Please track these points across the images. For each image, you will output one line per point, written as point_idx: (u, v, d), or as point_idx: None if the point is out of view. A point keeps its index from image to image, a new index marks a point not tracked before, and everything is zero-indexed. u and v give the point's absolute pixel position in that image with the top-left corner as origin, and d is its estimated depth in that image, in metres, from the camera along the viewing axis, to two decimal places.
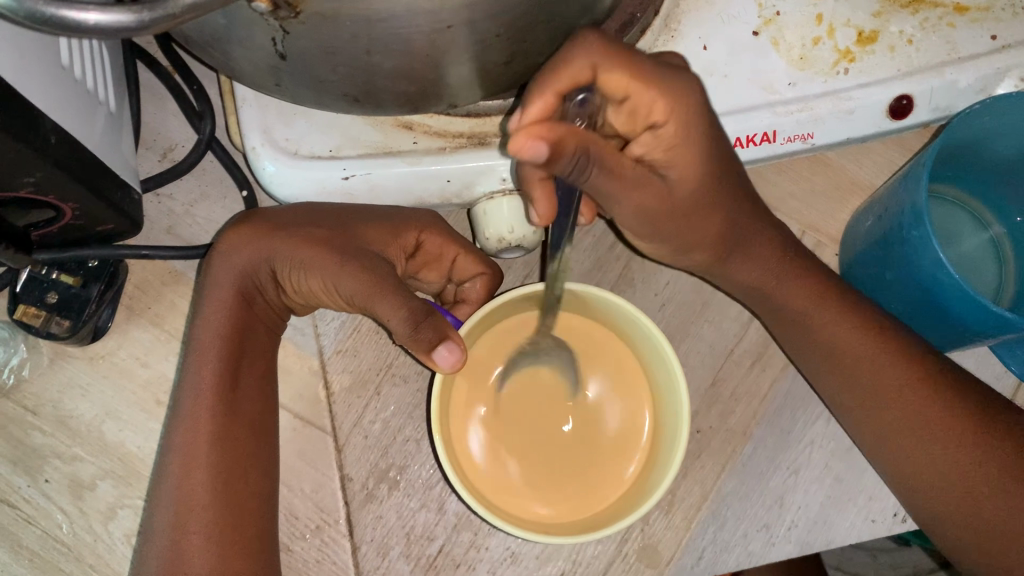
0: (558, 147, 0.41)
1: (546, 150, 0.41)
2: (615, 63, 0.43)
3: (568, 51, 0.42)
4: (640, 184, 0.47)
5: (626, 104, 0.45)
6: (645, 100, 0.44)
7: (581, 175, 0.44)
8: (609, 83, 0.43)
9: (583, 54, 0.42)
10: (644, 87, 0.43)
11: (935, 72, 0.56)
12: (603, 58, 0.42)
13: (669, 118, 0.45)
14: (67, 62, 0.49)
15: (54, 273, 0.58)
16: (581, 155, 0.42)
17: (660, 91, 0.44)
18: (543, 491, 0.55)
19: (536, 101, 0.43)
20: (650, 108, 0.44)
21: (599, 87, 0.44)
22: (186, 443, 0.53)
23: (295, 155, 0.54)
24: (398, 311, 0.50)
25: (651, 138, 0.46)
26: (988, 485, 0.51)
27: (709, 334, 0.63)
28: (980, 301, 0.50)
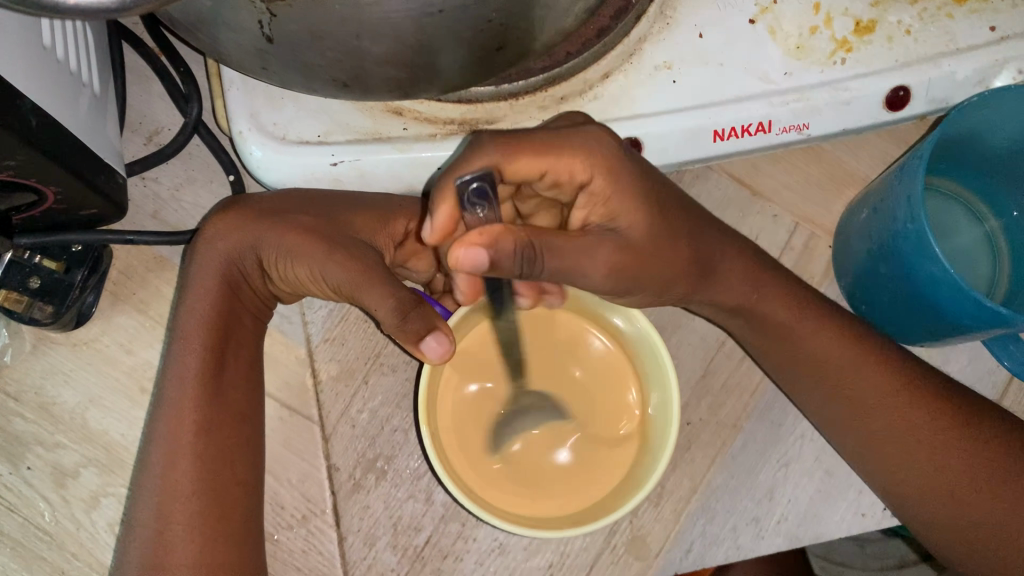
0: (495, 250, 0.41)
1: (486, 253, 0.41)
2: (520, 150, 0.44)
3: (467, 155, 0.43)
4: (594, 248, 0.46)
5: (547, 178, 0.45)
6: (563, 165, 0.44)
7: (533, 273, 0.44)
8: (520, 171, 0.44)
9: (481, 156, 0.43)
10: (557, 157, 0.44)
11: (932, 63, 0.56)
12: (507, 153, 0.43)
13: (594, 174, 0.45)
14: (48, 43, 0.48)
15: (37, 257, 0.57)
16: (526, 248, 0.42)
17: (572, 152, 0.45)
18: (528, 486, 0.54)
19: (442, 211, 0.43)
20: (570, 171, 0.45)
21: (508, 179, 0.45)
22: (170, 432, 0.52)
23: (283, 139, 0.53)
24: (385, 301, 0.49)
25: (587, 197, 0.47)
26: (976, 485, 0.52)
27: (701, 326, 0.63)
28: (976, 297, 0.49)
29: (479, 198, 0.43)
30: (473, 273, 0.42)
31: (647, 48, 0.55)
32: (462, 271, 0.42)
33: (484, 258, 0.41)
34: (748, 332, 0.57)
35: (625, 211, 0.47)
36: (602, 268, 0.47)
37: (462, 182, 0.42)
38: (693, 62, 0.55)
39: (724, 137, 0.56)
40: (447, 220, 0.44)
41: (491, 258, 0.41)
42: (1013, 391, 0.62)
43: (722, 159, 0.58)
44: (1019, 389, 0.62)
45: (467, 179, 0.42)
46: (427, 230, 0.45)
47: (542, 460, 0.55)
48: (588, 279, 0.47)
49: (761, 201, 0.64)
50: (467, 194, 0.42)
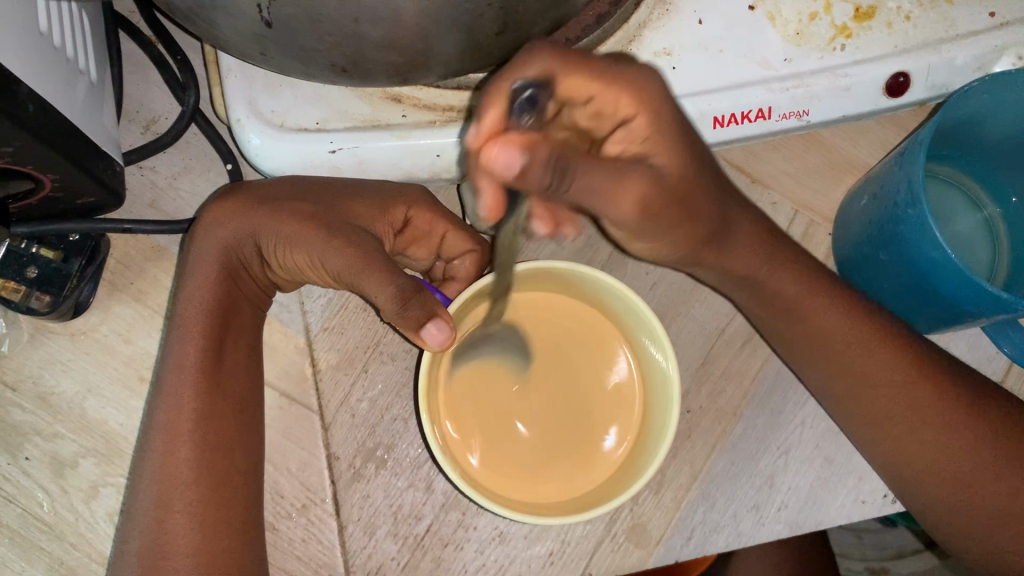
0: (529, 151, 0.37)
1: (520, 161, 0.37)
2: (573, 67, 0.42)
3: (522, 60, 0.42)
4: (627, 171, 0.42)
5: (591, 106, 0.44)
6: (609, 97, 0.43)
7: (559, 189, 0.38)
8: (572, 88, 0.42)
9: (537, 61, 0.42)
10: (606, 85, 0.43)
11: (932, 49, 0.56)
12: (563, 64, 0.42)
13: (636, 111, 0.44)
14: (45, 28, 0.48)
15: (33, 247, 0.57)
16: (558, 161, 0.37)
17: (620, 86, 0.43)
18: (530, 475, 0.54)
19: (490, 114, 0.41)
20: (615, 104, 0.44)
21: (557, 97, 0.43)
22: (169, 420, 0.52)
23: (281, 127, 0.53)
24: (385, 288, 0.49)
25: (625, 134, 0.45)
26: (979, 470, 0.52)
27: (700, 314, 0.62)
28: (976, 281, 0.49)
29: (528, 106, 0.41)
30: (504, 180, 0.38)
31: (647, 35, 0.54)
32: (493, 173, 0.38)
33: (517, 162, 0.37)
34: (755, 300, 0.57)
35: (660, 147, 0.45)
36: (629, 201, 0.42)
37: (517, 86, 0.41)
38: (693, 48, 0.55)
39: (724, 123, 0.55)
40: (495, 123, 0.41)
41: (525, 166, 0.37)
42: (1013, 377, 0.62)
43: (722, 146, 0.58)
44: (1019, 375, 0.62)
45: (521, 85, 0.41)
46: (470, 133, 0.42)
47: (543, 448, 0.55)
48: (615, 211, 0.43)
49: (761, 188, 0.64)
50: (518, 99, 0.41)
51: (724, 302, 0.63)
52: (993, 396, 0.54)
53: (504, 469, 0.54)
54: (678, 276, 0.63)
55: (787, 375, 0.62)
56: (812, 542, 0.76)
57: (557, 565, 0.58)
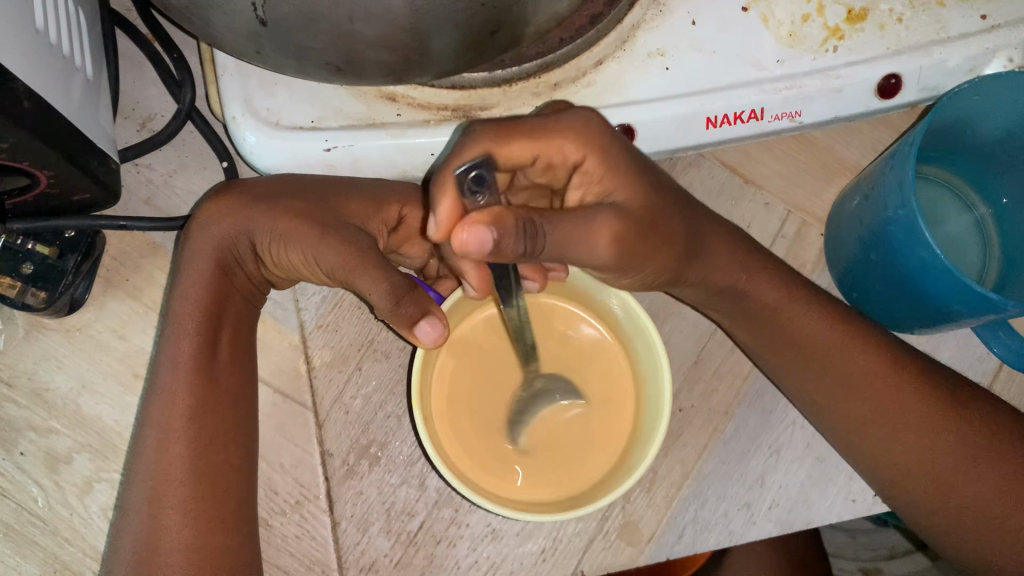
0: (499, 222, 0.37)
1: (492, 235, 0.37)
2: (507, 136, 0.44)
3: (458, 151, 0.43)
4: (593, 216, 0.43)
5: (539, 162, 0.46)
6: (552, 149, 0.45)
7: (536, 251, 0.40)
8: (514, 153, 0.44)
9: (475, 144, 0.43)
10: (547, 141, 0.45)
11: (923, 51, 0.56)
12: (497, 141, 0.43)
13: (585, 152, 0.45)
14: (42, 26, 0.48)
15: (29, 243, 0.57)
16: (527, 224, 0.38)
17: (560, 133, 0.45)
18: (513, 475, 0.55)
19: (442, 207, 0.42)
20: (563, 152, 0.45)
21: (501, 166, 0.45)
22: (163, 416, 0.52)
23: (276, 124, 0.53)
24: (379, 285, 0.49)
25: (580, 176, 0.47)
26: (962, 470, 0.53)
27: (692, 313, 0.63)
28: (966, 282, 0.50)
29: (479, 185, 0.41)
30: (478, 257, 0.38)
31: (641, 35, 0.55)
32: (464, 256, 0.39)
33: (488, 237, 0.37)
34: (735, 315, 0.57)
35: (620, 185, 0.46)
36: (603, 240, 0.43)
37: (461, 172, 0.41)
38: (686, 49, 0.55)
39: (716, 124, 0.56)
40: (449, 215, 0.42)
41: (500, 237, 0.37)
42: (1002, 378, 0.63)
43: (715, 146, 0.58)
44: (1009, 375, 0.63)
45: (465, 168, 0.41)
46: (430, 229, 0.43)
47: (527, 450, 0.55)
48: (590, 255, 0.44)
49: (753, 188, 0.64)
50: (466, 181, 0.41)
51: None
52: (974, 399, 0.55)
53: (491, 465, 0.55)
54: None
55: None
56: (804, 543, 0.76)
57: (549, 562, 0.58)
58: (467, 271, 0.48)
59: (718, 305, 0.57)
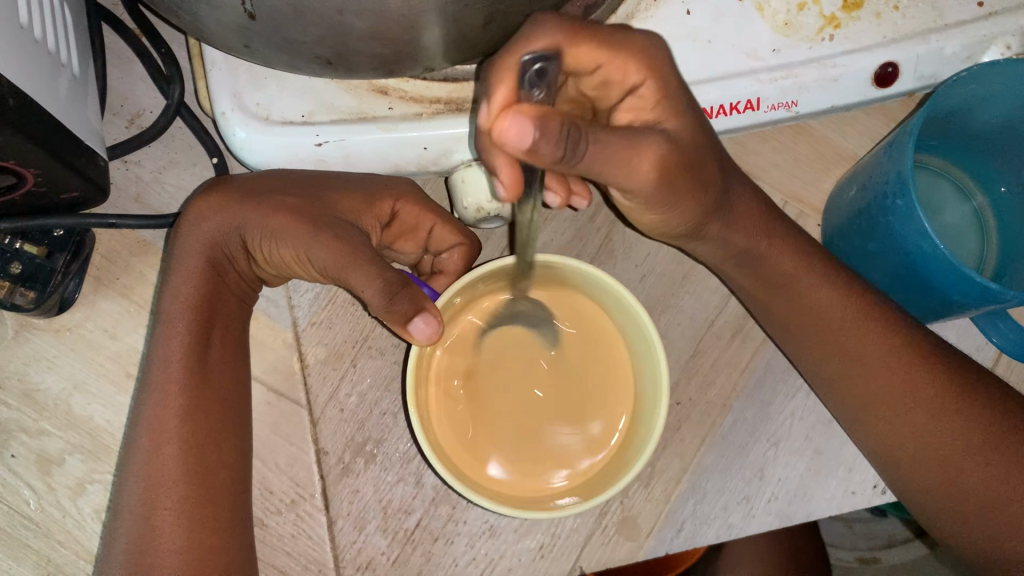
0: (545, 122, 0.36)
1: (533, 133, 0.36)
2: (579, 38, 0.43)
3: (529, 34, 0.41)
4: (641, 135, 0.43)
5: (598, 74, 0.45)
6: (618, 65, 0.44)
7: (571, 158, 0.38)
8: (580, 58, 0.43)
9: (548, 33, 0.41)
10: (615, 56, 0.44)
11: (921, 39, 0.56)
12: (568, 37, 0.42)
13: (646, 77, 0.45)
14: (25, 21, 0.47)
15: (17, 242, 0.56)
16: (569, 133, 0.37)
17: (626, 50, 0.44)
18: (532, 464, 0.54)
19: (499, 89, 0.39)
20: (623, 72, 0.45)
21: (565, 66, 0.44)
22: (155, 416, 0.52)
23: (266, 120, 0.52)
24: (372, 281, 0.49)
25: (636, 100, 0.46)
26: (967, 458, 0.52)
27: (689, 306, 0.62)
28: (966, 272, 0.49)
29: (539, 79, 0.39)
30: (513, 151, 0.37)
31: (635, 25, 0.54)
32: (505, 147, 0.37)
33: (530, 136, 0.36)
34: (752, 280, 0.57)
35: (672, 114, 0.45)
36: (646, 166, 0.43)
37: (527, 60, 0.39)
38: (681, 40, 0.54)
39: (712, 114, 0.55)
40: (505, 98, 0.39)
41: (540, 139, 0.36)
42: (1002, 367, 0.62)
43: (709, 137, 0.58)
44: (1008, 364, 0.62)
45: (532, 57, 0.39)
46: (481, 111, 0.41)
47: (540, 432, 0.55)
48: (630, 177, 0.43)
49: (750, 179, 0.64)
50: (529, 71, 0.39)
51: (713, 294, 0.63)
52: (978, 384, 0.54)
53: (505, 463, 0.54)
54: (667, 268, 0.63)
55: (776, 367, 0.62)
56: (802, 536, 0.76)
57: (547, 558, 0.58)
58: (501, 164, 0.43)
59: (739, 266, 0.57)
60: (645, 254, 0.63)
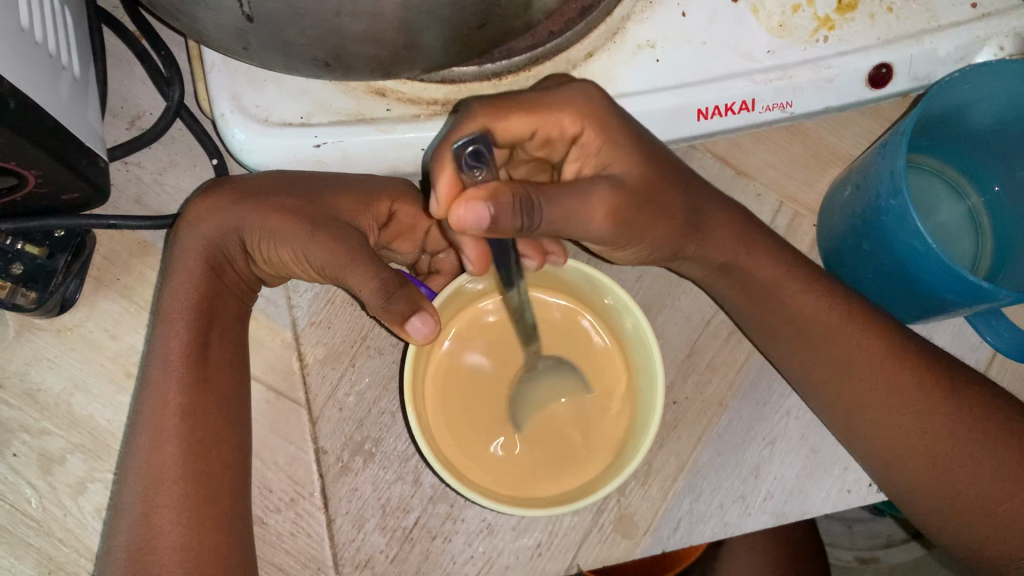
0: (496, 199, 0.39)
1: (488, 209, 0.39)
2: (504, 111, 0.45)
3: (457, 126, 0.44)
4: (590, 189, 0.45)
5: (538, 136, 0.47)
6: (551, 121, 0.46)
7: (534, 226, 0.41)
8: (511, 129, 0.45)
9: (472, 119, 0.44)
10: (546, 116, 0.46)
11: (914, 40, 0.56)
12: (491, 117, 0.45)
13: (583, 126, 0.46)
14: (26, 24, 0.48)
15: (19, 243, 0.57)
16: (520, 200, 0.40)
17: (557, 106, 0.46)
18: (546, 461, 0.55)
19: (441, 181, 0.44)
20: (559, 126, 0.46)
21: (499, 142, 0.46)
22: (154, 415, 0.52)
23: (265, 121, 0.53)
24: (369, 282, 0.49)
25: (578, 150, 0.48)
26: (956, 455, 0.52)
27: (686, 305, 0.63)
28: (959, 271, 0.49)
29: (477, 159, 0.42)
30: (474, 233, 0.41)
31: (631, 27, 0.54)
32: (462, 232, 0.41)
33: (486, 213, 0.39)
34: (736, 291, 0.57)
35: (614, 156, 0.47)
36: (599, 213, 0.45)
37: (459, 146, 0.42)
38: (677, 41, 0.55)
39: (707, 115, 0.55)
40: (450, 188, 0.44)
41: (495, 212, 0.39)
42: (996, 366, 0.63)
43: (704, 138, 0.58)
44: (1003, 363, 0.63)
45: (463, 143, 0.42)
46: (433, 204, 0.45)
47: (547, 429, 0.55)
48: (590, 228, 0.45)
49: (746, 180, 0.64)
50: (464, 155, 0.42)
51: (709, 293, 0.63)
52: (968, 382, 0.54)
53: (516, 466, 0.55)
54: (664, 268, 0.63)
55: (772, 367, 0.62)
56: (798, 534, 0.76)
57: (545, 555, 0.58)
58: (466, 239, 0.49)
59: (733, 271, 0.57)
60: (642, 254, 0.63)
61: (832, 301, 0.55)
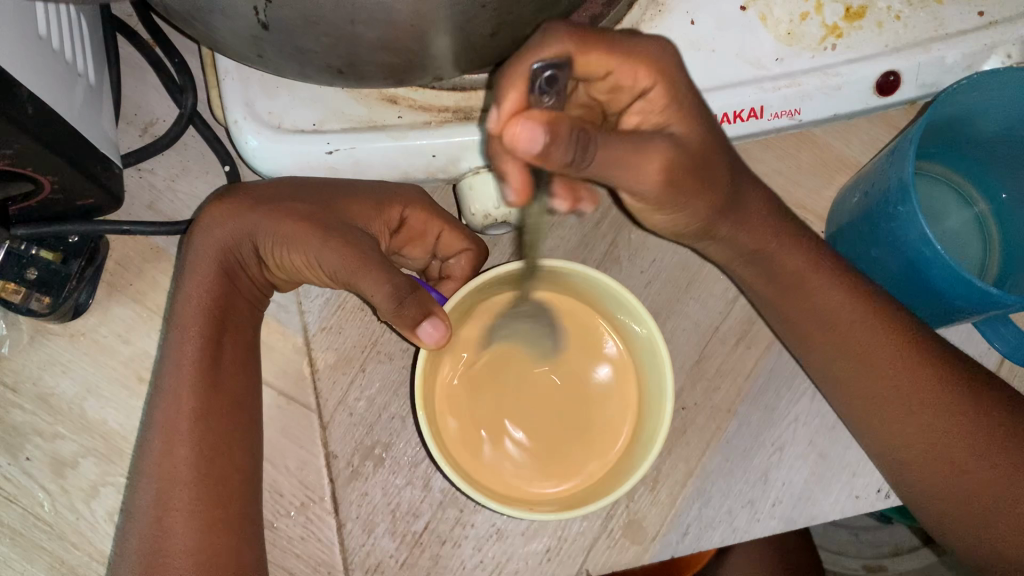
0: (555, 129, 0.37)
1: (543, 138, 0.36)
2: (587, 46, 0.43)
3: (545, 40, 0.41)
4: (647, 142, 0.44)
5: (608, 79, 0.46)
6: (628, 71, 0.45)
7: (581, 164, 0.39)
8: (590, 64, 0.43)
9: (556, 43, 0.41)
10: (628, 59, 0.44)
11: (922, 48, 0.56)
12: (578, 45, 0.42)
13: (657, 81, 0.45)
14: (44, 32, 0.48)
15: (33, 248, 0.57)
16: (579, 134, 0.38)
17: (637, 56, 0.44)
18: (557, 451, 0.56)
19: (508, 97, 0.41)
20: (633, 77, 0.45)
21: (573, 73, 0.44)
22: (167, 419, 0.52)
23: (278, 128, 0.53)
24: (381, 286, 0.50)
25: (645, 102, 0.47)
26: (973, 459, 0.52)
27: (695, 311, 0.63)
28: (968, 278, 0.50)
29: (549, 86, 0.40)
30: (525, 157, 0.38)
31: (640, 35, 0.55)
32: (515, 152, 0.38)
33: (540, 139, 0.36)
34: (760, 280, 0.58)
35: (678, 117, 0.46)
36: (652, 169, 0.44)
37: (537, 67, 0.40)
38: (686, 49, 0.55)
39: (716, 122, 0.56)
40: (513, 105, 0.40)
41: (550, 140, 0.37)
42: (1004, 373, 0.63)
43: None
44: (1012, 370, 0.63)
45: (543, 65, 0.40)
46: (490, 116, 0.42)
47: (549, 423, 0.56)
48: (636, 178, 0.44)
49: (754, 187, 0.65)
50: (539, 79, 0.40)
51: (718, 299, 0.63)
52: (985, 388, 0.54)
53: (528, 462, 0.55)
54: (672, 274, 0.64)
55: (780, 373, 0.62)
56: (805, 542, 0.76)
57: (554, 561, 0.59)
58: (510, 168, 0.44)
59: (748, 265, 0.57)
60: (651, 260, 0.64)
61: (845, 305, 0.55)
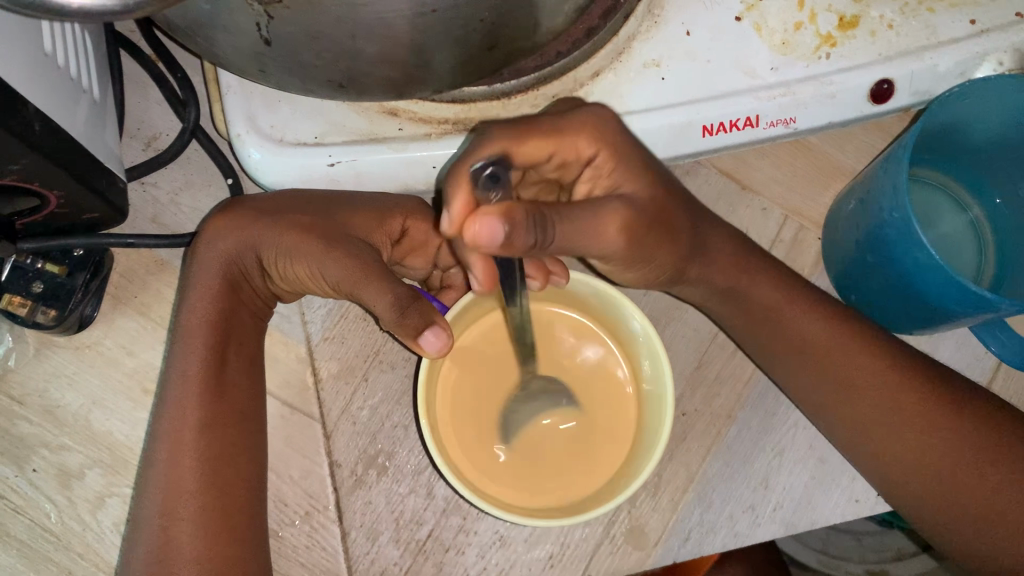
0: (511, 217, 0.36)
1: (503, 226, 0.36)
2: (525, 135, 0.45)
3: (477, 146, 0.43)
4: (603, 205, 0.45)
5: (554, 159, 0.48)
6: (568, 146, 0.46)
7: (546, 241, 0.39)
8: (530, 151, 0.45)
9: (490, 144, 0.43)
10: (565, 139, 0.46)
11: (915, 56, 0.57)
12: (515, 137, 0.44)
13: (598, 147, 0.47)
14: (49, 49, 0.49)
15: (39, 262, 0.58)
16: (534, 215, 0.38)
17: (573, 132, 0.46)
18: (553, 459, 0.56)
19: (458, 200, 0.41)
20: (577, 149, 0.47)
21: (518, 165, 0.46)
22: (173, 429, 0.53)
23: (280, 141, 0.54)
24: (383, 297, 0.50)
25: (591, 171, 0.48)
26: (964, 465, 0.53)
27: (693, 318, 0.64)
28: (961, 282, 0.50)
29: (494, 182, 0.39)
30: (488, 252, 0.38)
31: (636, 46, 0.56)
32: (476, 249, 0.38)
33: (500, 231, 0.36)
34: (739, 315, 0.58)
35: (628, 178, 0.48)
36: (613, 229, 0.45)
37: (477, 168, 0.40)
38: (682, 60, 0.56)
39: (713, 132, 0.57)
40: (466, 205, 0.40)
41: (509, 227, 0.36)
42: (1001, 376, 0.63)
43: (710, 154, 0.59)
44: (1008, 374, 0.63)
45: (482, 163, 0.40)
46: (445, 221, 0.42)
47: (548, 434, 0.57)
48: (600, 245, 0.45)
49: (750, 194, 0.66)
50: (482, 177, 0.39)
51: None
52: (978, 396, 0.55)
53: (524, 468, 0.56)
54: None
55: None
56: None
57: (557, 567, 0.59)
58: (486, 260, 0.43)
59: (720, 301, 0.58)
60: None
61: None
